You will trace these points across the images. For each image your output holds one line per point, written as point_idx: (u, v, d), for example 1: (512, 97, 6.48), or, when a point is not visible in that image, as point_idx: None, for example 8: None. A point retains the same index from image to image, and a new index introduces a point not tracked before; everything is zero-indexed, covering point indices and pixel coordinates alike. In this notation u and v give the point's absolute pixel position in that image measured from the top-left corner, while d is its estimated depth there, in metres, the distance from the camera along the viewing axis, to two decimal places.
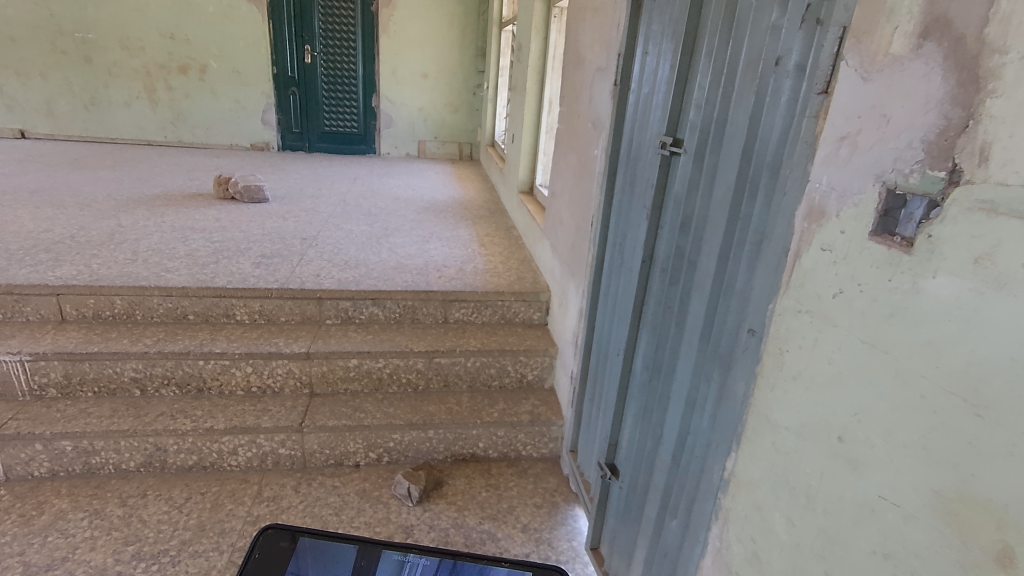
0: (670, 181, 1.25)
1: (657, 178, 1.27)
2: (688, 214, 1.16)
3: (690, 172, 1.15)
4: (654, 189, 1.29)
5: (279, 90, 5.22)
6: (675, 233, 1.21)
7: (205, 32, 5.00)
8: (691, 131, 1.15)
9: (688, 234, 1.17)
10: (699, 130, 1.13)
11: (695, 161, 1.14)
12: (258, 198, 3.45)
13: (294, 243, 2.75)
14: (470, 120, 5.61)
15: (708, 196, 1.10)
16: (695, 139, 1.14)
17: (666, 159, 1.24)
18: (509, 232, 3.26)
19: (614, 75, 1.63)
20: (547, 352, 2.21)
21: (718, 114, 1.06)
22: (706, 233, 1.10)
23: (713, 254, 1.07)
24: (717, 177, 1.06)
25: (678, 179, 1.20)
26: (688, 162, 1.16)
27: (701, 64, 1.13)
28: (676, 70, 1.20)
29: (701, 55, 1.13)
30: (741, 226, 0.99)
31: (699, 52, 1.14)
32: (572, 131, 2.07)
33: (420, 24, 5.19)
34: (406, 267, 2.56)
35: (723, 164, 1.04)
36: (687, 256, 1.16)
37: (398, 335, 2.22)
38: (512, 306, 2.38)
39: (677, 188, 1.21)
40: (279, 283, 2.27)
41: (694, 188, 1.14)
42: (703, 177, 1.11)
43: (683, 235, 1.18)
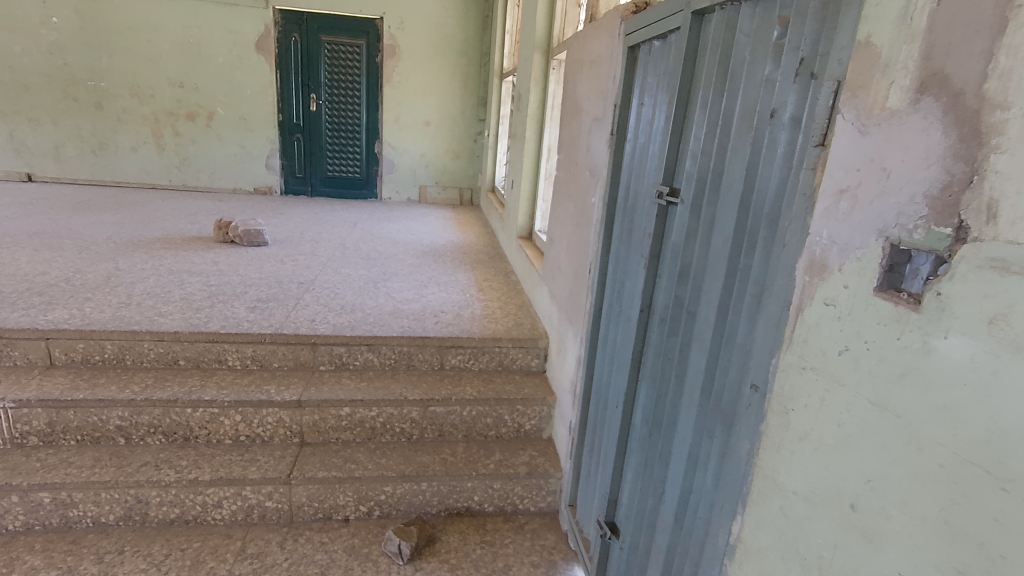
0: (665, 230, 1.24)
1: (652, 226, 1.26)
2: (686, 264, 1.14)
3: (685, 219, 1.15)
4: (649, 238, 1.27)
5: (284, 135, 5.32)
6: (673, 283, 1.19)
7: (213, 80, 5.15)
8: (686, 180, 1.15)
9: (686, 285, 1.14)
10: (693, 179, 1.12)
11: (690, 209, 1.13)
12: (257, 241, 3.45)
13: (290, 287, 2.73)
14: (470, 167, 5.71)
15: (706, 244, 1.08)
16: (691, 188, 1.13)
17: (662, 208, 1.23)
18: (508, 277, 3.25)
19: (610, 125, 1.64)
20: (545, 402, 2.16)
21: (713, 164, 1.06)
22: (704, 282, 1.08)
23: (711, 305, 1.05)
24: (714, 225, 1.05)
25: (674, 228, 1.19)
26: (684, 212, 1.15)
27: (694, 116, 1.14)
28: (669, 120, 1.21)
29: (693, 108, 1.14)
30: (740, 276, 0.97)
31: (692, 105, 1.15)
32: (570, 178, 2.09)
33: (424, 74, 5.34)
34: (402, 312, 2.54)
35: (720, 214, 1.03)
36: (686, 307, 1.14)
37: (393, 383, 2.17)
38: (509, 353, 2.34)
39: (674, 237, 1.19)
40: (273, 329, 2.24)
41: (692, 237, 1.13)
42: (700, 226, 1.10)
43: (680, 286, 1.16)
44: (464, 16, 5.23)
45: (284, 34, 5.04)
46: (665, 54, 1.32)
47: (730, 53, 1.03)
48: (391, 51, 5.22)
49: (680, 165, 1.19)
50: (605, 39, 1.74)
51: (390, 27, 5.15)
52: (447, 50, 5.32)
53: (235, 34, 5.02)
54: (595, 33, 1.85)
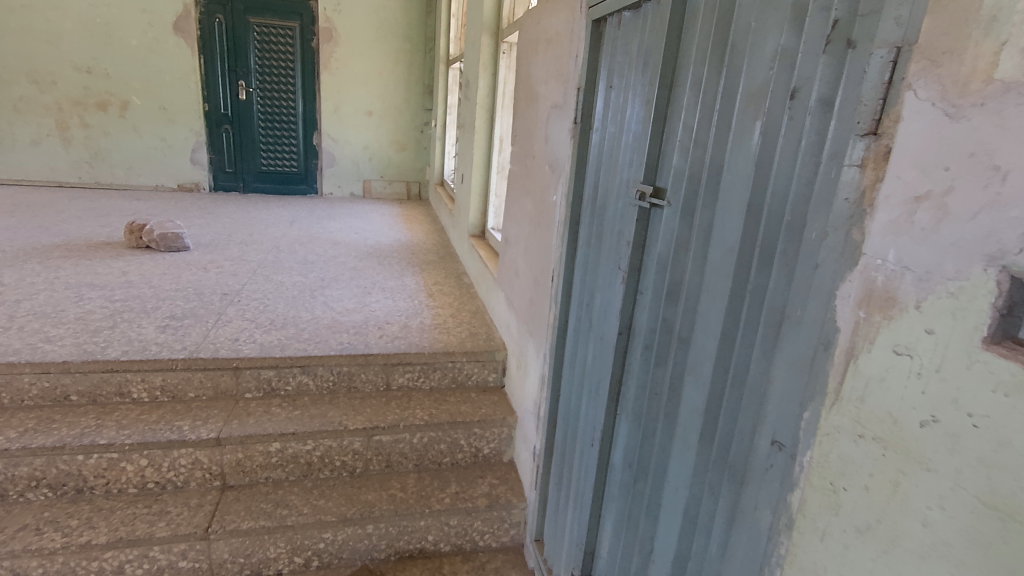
0: (646, 239, 1.03)
1: (630, 232, 1.05)
2: (677, 282, 0.94)
3: (673, 226, 0.94)
4: (627, 247, 1.06)
5: (210, 127, 4.86)
6: (658, 304, 0.99)
7: (126, 65, 4.62)
8: (671, 178, 0.95)
9: (679, 305, 0.94)
10: (681, 175, 0.92)
11: (678, 214, 0.93)
12: (176, 246, 3.07)
13: (212, 300, 2.40)
14: (417, 159, 5.39)
15: (702, 256, 0.88)
16: (682, 186, 0.92)
17: (642, 210, 1.02)
18: (461, 279, 3.01)
19: (572, 112, 1.43)
20: (505, 422, 1.95)
21: (709, 159, 0.86)
22: (700, 303, 0.88)
23: (711, 332, 0.86)
24: (712, 234, 0.85)
25: (658, 236, 0.99)
26: (673, 219, 0.95)
27: (679, 100, 0.94)
28: (651, 105, 1.00)
29: (679, 91, 0.94)
30: (752, 300, 0.78)
31: (677, 87, 0.95)
32: (527, 173, 1.87)
33: (364, 60, 4.98)
34: (342, 325, 2.25)
35: (721, 222, 0.84)
36: (678, 335, 0.93)
37: (331, 410, 1.91)
38: (464, 368, 2.11)
39: (659, 248, 0.98)
40: (187, 352, 1.93)
41: (683, 248, 0.92)
42: (693, 234, 0.90)
43: (670, 309, 0.95)
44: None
45: (205, 14, 4.56)
46: (641, 28, 1.11)
47: (729, 21, 0.82)
48: (327, 34, 4.83)
49: (663, 159, 0.99)
50: (563, 13, 1.52)
51: (325, 9, 4.76)
52: (388, 34, 4.98)
53: (149, 14, 4.52)
54: (552, 7, 1.63)
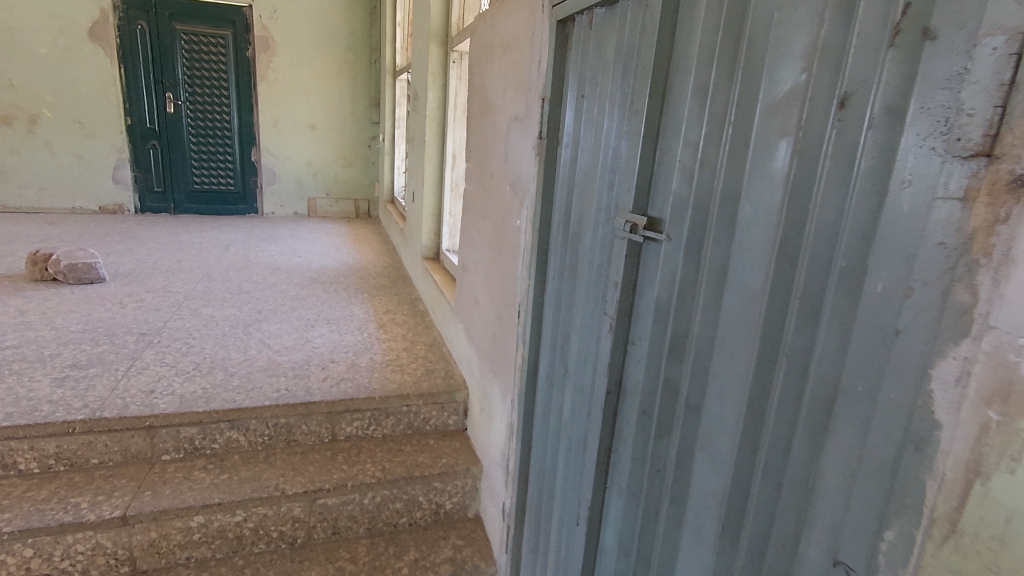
0: (639, 278, 0.85)
1: (617, 270, 0.86)
2: (684, 333, 0.76)
3: (675, 264, 0.77)
4: (614, 287, 0.88)
5: (135, 143, 4.46)
6: (657, 359, 0.81)
7: (34, 75, 4.18)
8: (670, 206, 0.77)
9: (687, 361, 0.75)
10: (684, 202, 0.75)
11: (682, 250, 0.75)
12: (87, 278, 2.70)
13: (126, 342, 2.09)
14: (365, 175, 5.13)
15: (716, 304, 0.70)
16: (687, 216, 0.74)
17: (632, 243, 0.84)
18: (415, 305, 2.78)
19: (536, 126, 1.25)
20: (469, 473, 1.74)
21: (722, 184, 0.68)
22: (716, 362, 0.70)
23: (730, 401, 0.68)
24: (729, 276, 0.68)
25: (655, 276, 0.81)
26: (675, 256, 0.77)
27: (678, 112, 0.77)
28: (640, 118, 0.82)
29: (676, 101, 0.77)
30: (788, 366, 0.60)
31: (674, 97, 0.78)
32: (485, 194, 1.67)
33: (305, 71, 4.70)
34: (280, 367, 1.99)
35: (742, 263, 0.66)
36: (686, 400, 0.75)
37: (266, 471, 1.66)
38: (420, 412, 1.89)
39: (656, 292, 0.80)
40: (89, 410, 1.62)
41: (690, 292, 0.74)
42: (703, 276, 0.72)
43: (675, 365, 0.77)
44: (348, 6, 4.66)
45: (126, 21, 4.19)
46: (620, 27, 0.93)
47: (743, 11, 0.65)
48: (263, 44, 4.52)
49: (658, 183, 0.81)
50: (522, 14, 1.34)
51: (261, 17, 4.46)
52: (330, 44, 4.72)
53: (61, 19, 4.11)
54: (508, 9, 1.45)
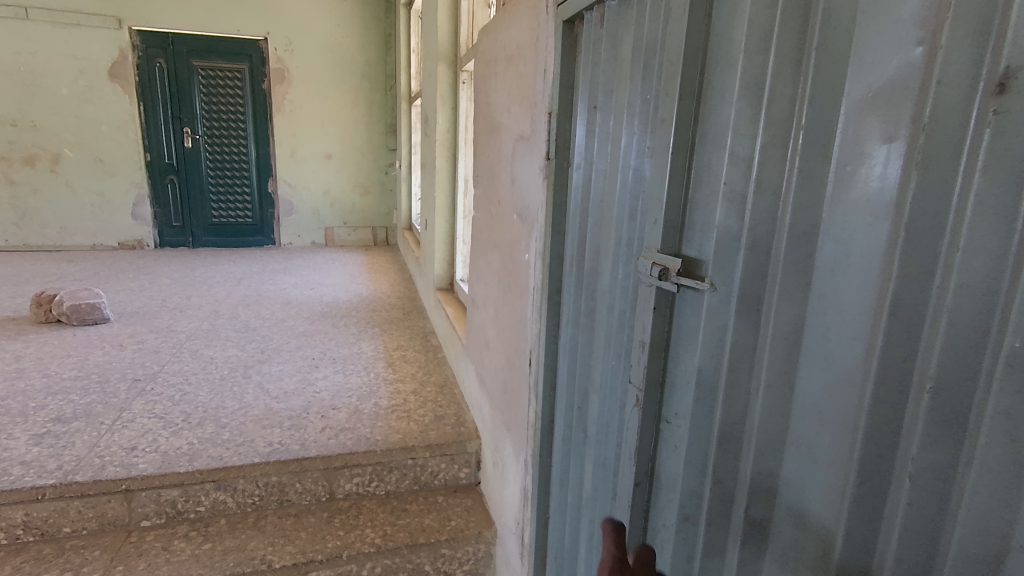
0: (673, 336, 0.65)
1: (644, 325, 0.67)
2: (739, 418, 0.55)
3: (724, 323, 0.57)
4: (639, 348, 0.68)
5: (154, 178, 4.46)
6: (701, 448, 0.60)
7: (56, 116, 4.23)
8: (713, 244, 0.58)
9: (744, 457, 0.55)
10: (733, 239, 0.55)
11: (733, 304, 0.55)
12: (91, 319, 2.61)
13: (118, 390, 1.96)
14: (383, 203, 5.04)
15: (788, 383, 0.50)
16: (737, 260, 0.54)
17: (663, 291, 0.65)
18: (428, 340, 2.61)
19: (542, 145, 1.07)
20: (482, 538, 1.53)
21: (789, 214, 0.49)
22: (789, 466, 0.50)
23: (814, 525, 0.48)
24: (807, 346, 0.48)
25: (696, 337, 0.61)
26: (724, 312, 0.57)
27: (719, 119, 0.57)
28: (667, 131, 0.63)
29: (717, 103, 0.58)
30: (912, 493, 0.40)
31: (712, 98, 0.59)
32: (492, 223, 1.50)
33: (320, 101, 4.66)
34: (276, 415, 1.82)
35: (826, 327, 0.46)
36: (745, 512, 0.55)
37: (254, 539, 1.47)
38: (427, 465, 1.69)
39: (699, 359, 0.60)
40: (62, 473, 1.47)
41: (747, 362, 0.54)
42: (766, 341, 0.52)
43: (727, 460, 0.57)
44: (362, 35, 4.63)
45: (145, 58, 4.22)
46: (638, 18, 0.75)
47: None
48: (279, 75, 4.50)
49: (696, 213, 0.61)
50: (526, 19, 1.17)
51: (276, 49, 4.45)
52: (346, 73, 4.68)
53: (81, 60, 4.16)
54: (511, 16, 1.28)
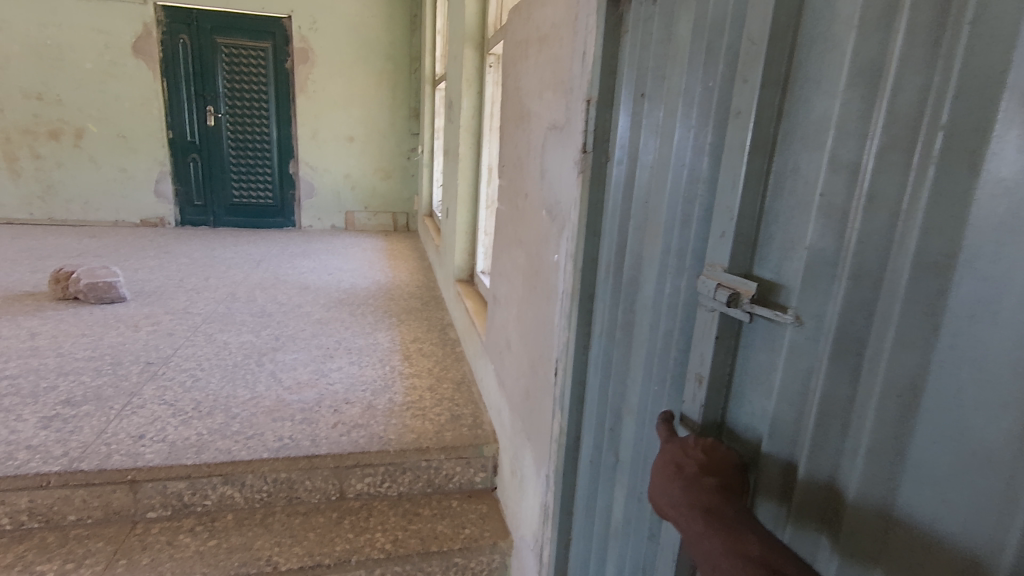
0: (737, 370, 0.59)
1: (702, 357, 0.60)
2: (827, 473, 0.48)
3: (810, 366, 0.50)
4: (696, 381, 0.61)
5: (176, 156, 4.43)
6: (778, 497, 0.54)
7: (81, 90, 4.22)
8: (802, 268, 0.50)
9: (833, 517, 0.48)
10: (830, 266, 0.47)
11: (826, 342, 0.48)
12: (108, 298, 2.59)
13: (130, 374, 1.92)
14: (404, 188, 4.96)
15: (899, 438, 0.42)
16: (837, 291, 0.47)
17: (728, 318, 0.58)
18: (446, 332, 2.54)
19: (577, 137, 0.97)
20: (496, 548, 1.45)
21: (912, 238, 0.40)
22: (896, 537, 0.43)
23: None
24: (927, 403, 0.40)
25: (772, 377, 0.54)
26: (812, 351, 0.49)
27: (817, 116, 0.48)
28: (746, 122, 0.53)
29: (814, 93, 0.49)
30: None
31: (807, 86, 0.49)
32: (518, 218, 1.41)
33: (344, 82, 4.58)
34: (287, 407, 1.77)
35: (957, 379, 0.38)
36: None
37: (261, 538, 1.42)
38: (442, 468, 1.62)
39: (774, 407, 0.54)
40: (67, 460, 1.43)
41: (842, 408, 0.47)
42: (870, 391, 0.45)
43: (809, 516, 0.50)
44: (388, 15, 4.53)
45: (169, 34, 4.17)
46: None
47: None
48: (303, 55, 4.43)
49: (773, 232, 0.54)
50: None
51: (301, 28, 4.37)
52: (370, 54, 4.59)
53: (106, 35, 4.13)
54: None
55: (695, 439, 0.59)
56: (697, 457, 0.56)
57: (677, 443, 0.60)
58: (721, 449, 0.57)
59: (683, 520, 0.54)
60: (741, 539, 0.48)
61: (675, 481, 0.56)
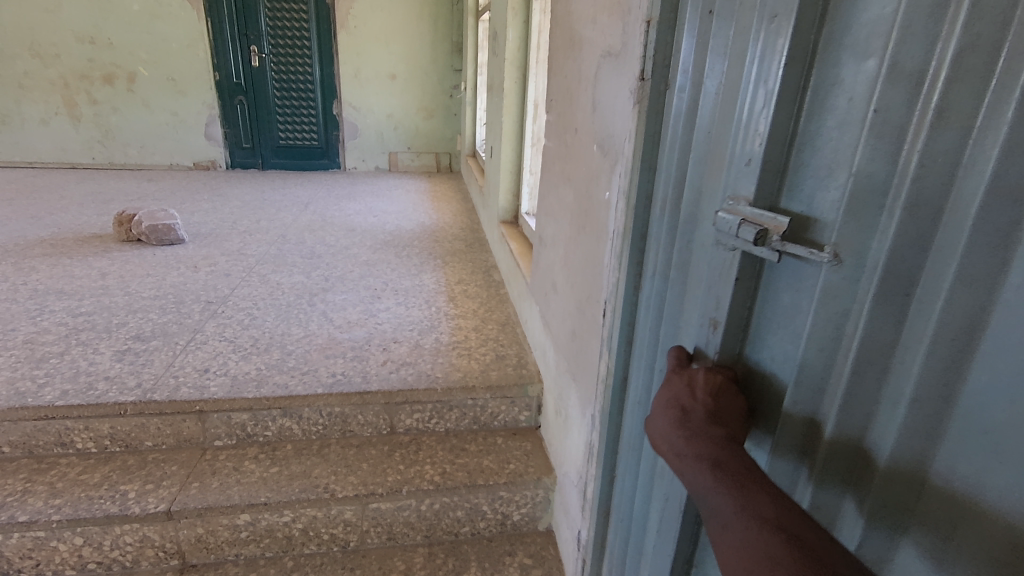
0: (755, 313, 0.64)
1: (720, 303, 0.65)
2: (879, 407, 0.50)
3: (847, 304, 0.52)
4: (711, 327, 0.68)
5: (224, 99, 4.47)
6: (797, 439, 0.58)
7: (130, 33, 4.26)
8: (844, 199, 0.50)
9: (860, 472, 0.52)
10: (881, 196, 0.47)
11: (873, 268, 0.49)
12: (168, 239, 2.70)
13: (192, 311, 2.02)
14: (447, 127, 4.87)
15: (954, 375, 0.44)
16: (888, 221, 0.47)
17: (749, 257, 0.61)
18: (490, 274, 2.54)
19: (636, 63, 0.90)
20: (540, 485, 1.49)
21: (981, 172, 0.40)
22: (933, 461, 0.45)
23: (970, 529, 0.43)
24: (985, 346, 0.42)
25: (797, 318, 0.58)
26: (850, 281, 0.51)
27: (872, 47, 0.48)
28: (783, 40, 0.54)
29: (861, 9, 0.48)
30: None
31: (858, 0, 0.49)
32: (567, 154, 1.35)
33: (385, 16, 4.44)
34: (339, 345, 1.83)
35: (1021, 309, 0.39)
36: (865, 503, 0.51)
37: (319, 467, 1.50)
38: (488, 406, 1.65)
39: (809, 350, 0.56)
40: (141, 391, 1.54)
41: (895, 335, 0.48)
42: (924, 328, 0.46)
43: (838, 459, 0.53)
44: None
45: None
46: None
47: None
48: None
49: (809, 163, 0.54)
50: None
51: None
52: None
53: None
54: None
55: (702, 377, 0.64)
56: (706, 402, 0.61)
57: (687, 382, 0.65)
58: (728, 391, 0.63)
59: (687, 466, 0.58)
60: (754, 501, 0.51)
61: (681, 425, 0.61)
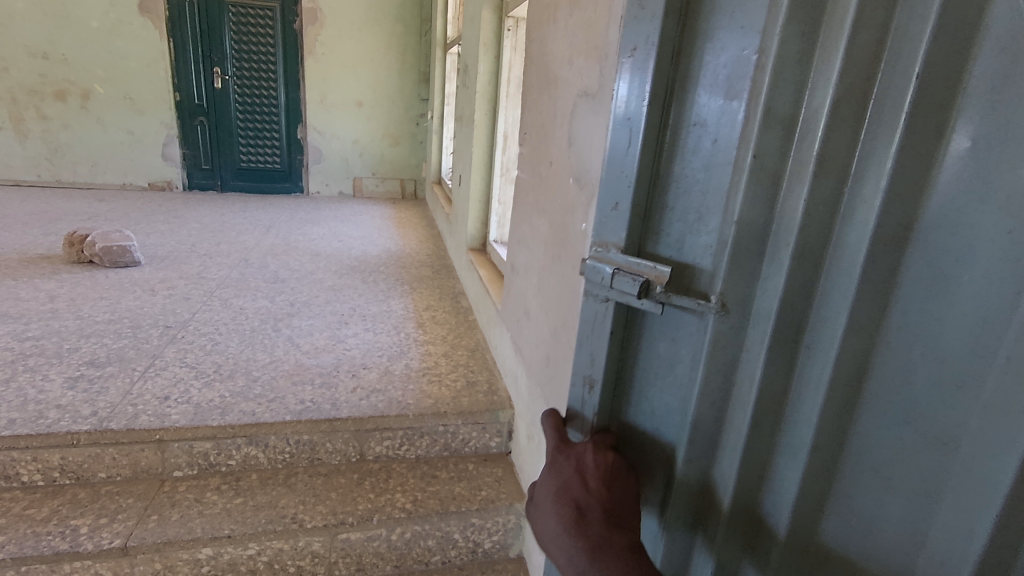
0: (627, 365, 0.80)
1: (597, 364, 0.80)
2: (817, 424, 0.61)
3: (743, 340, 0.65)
4: (589, 388, 0.82)
5: (183, 119, 4.39)
6: (690, 501, 0.75)
7: (87, 50, 4.14)
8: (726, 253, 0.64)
9: (752, 537, 0.70)
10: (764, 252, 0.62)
11: (761, 311, 0.63)
12: (122, 261, 2.60)
13: (151, 336, 1.95)
14: (413, 154, 4.91)
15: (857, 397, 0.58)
16: (776, 272, 0.61)
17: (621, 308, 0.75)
18: (458, 301, 2.55)
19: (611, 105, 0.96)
20: (512, 511, 1.49)
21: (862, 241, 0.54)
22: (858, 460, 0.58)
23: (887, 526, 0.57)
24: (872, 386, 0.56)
25: (673, 366, 0.74)
26: (737, 324, 0.66)
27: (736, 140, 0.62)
28: (641, 133, 0.69)
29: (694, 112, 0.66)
30: (986, 515, 0.48)
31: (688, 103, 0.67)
32: (540, 185, 1.40)
33: (353, 45, 4.49)
34: (306, 371, 1.80)
35: (908, 346, 0.52)
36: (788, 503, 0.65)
37: (287, 497, 1.46)
38: (459, 432, 1.65)
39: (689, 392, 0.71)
40: (97, 420, 1.47)
41: (801, 359, 0.62)
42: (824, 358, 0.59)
43: (734, 526, 0.71)
44: None
45: None
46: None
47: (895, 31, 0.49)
48: (312, 15, 4.33)
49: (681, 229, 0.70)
50: None
51: None
52: (380, 16, 4.48)
53: None
54: None
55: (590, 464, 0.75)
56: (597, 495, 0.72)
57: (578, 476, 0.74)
58: (613, 474, 0.74)
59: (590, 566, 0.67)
60: None
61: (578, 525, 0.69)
